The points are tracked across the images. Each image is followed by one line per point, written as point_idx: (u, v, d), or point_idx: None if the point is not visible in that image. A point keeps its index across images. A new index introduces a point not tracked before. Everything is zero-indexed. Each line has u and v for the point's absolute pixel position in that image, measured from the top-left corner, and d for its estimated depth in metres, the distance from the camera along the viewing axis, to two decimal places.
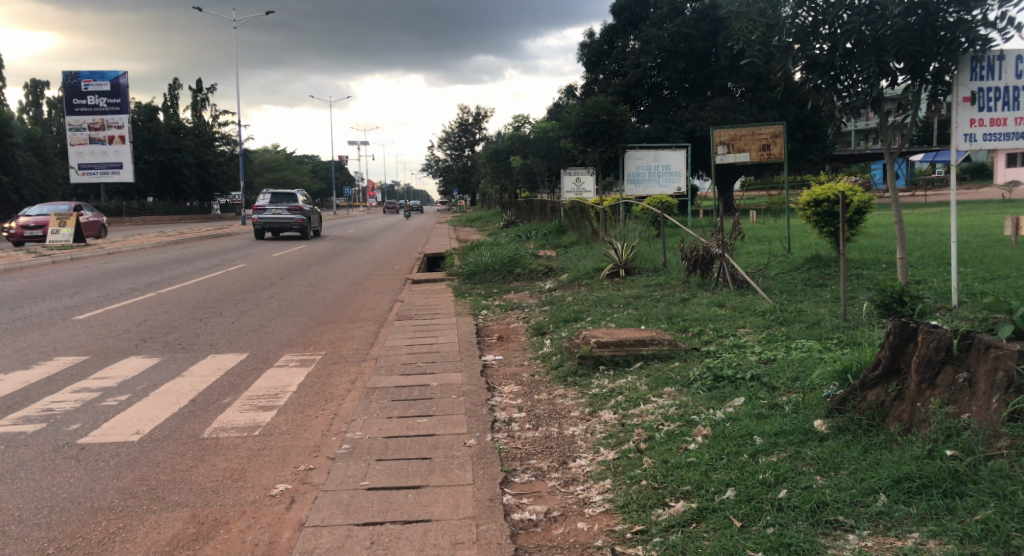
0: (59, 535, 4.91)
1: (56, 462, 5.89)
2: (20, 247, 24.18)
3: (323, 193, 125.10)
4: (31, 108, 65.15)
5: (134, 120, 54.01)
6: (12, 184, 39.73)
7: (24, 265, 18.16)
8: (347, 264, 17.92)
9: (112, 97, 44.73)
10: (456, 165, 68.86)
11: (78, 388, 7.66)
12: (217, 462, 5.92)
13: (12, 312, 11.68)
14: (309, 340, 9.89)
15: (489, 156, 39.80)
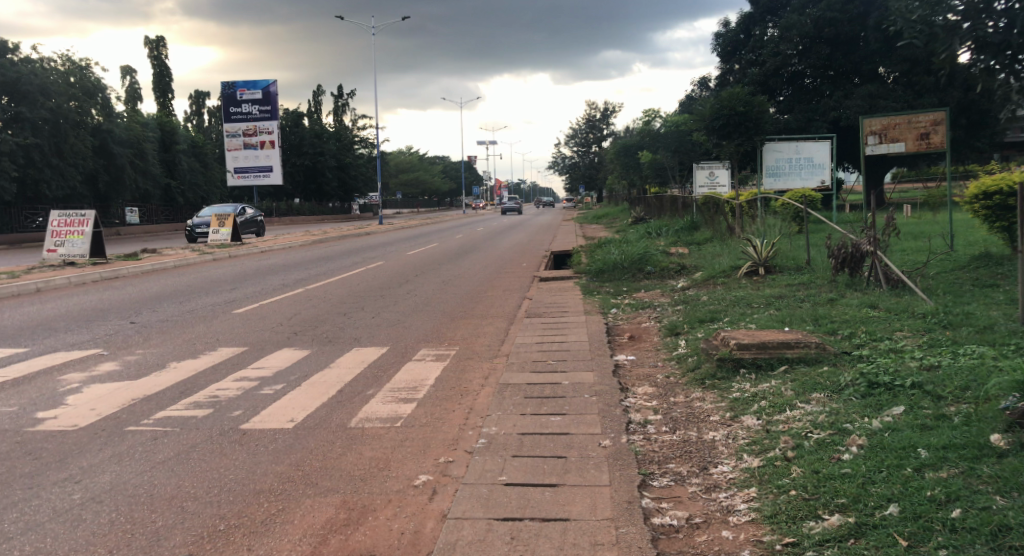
0: (229, 512, 5.16)
1: (221, 445, 6.20)
2: (185, 246, 25.90)
3: (453, 193, 128.13)
4: (192, 118, 69.68)
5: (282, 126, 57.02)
6: (178, 187, 44.58)
7: (190, 262, 19.41)
8: (478, 262, 18.15)
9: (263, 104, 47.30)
10: (583, 161, 68.66)
11: (238, 376, 8.06)
12: (363, 451, 6.09)
13: (180, 305, 12.51)
14: (443, 335, 10.03)
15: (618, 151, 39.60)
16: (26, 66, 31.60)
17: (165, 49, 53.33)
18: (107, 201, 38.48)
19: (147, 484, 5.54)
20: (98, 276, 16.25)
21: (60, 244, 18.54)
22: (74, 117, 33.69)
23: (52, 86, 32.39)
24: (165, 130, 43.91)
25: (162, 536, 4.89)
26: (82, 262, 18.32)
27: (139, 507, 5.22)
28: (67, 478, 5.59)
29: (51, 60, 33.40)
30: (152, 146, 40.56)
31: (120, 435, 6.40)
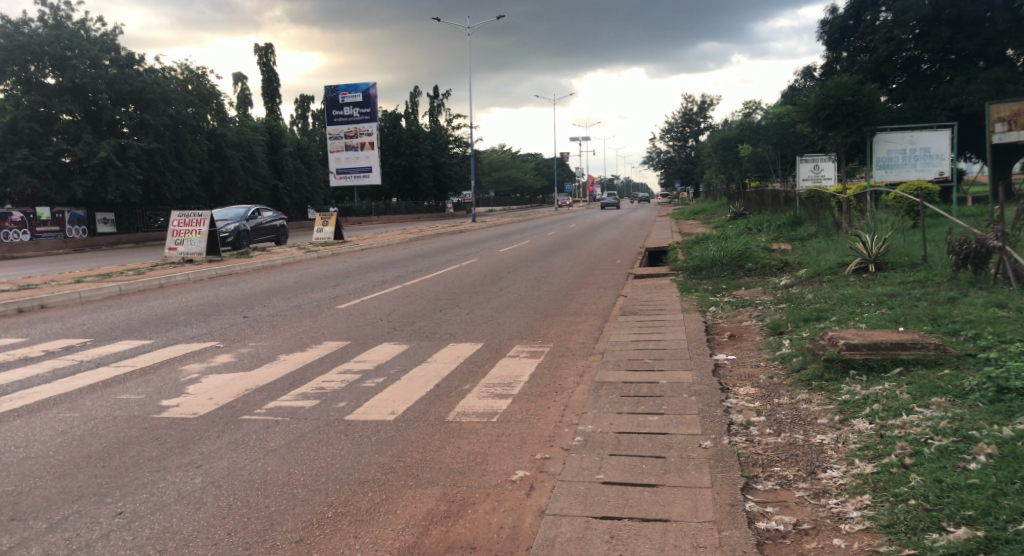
0: (337, 500, 5.28)
1: (327, 435, 6.35)
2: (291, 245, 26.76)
3: (546, 190, 128.26)
4: (297, 121, 71.99)
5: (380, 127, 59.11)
6: (286, 188, 46.14)
7: (295, 259, 20.05)
8: (572, 259, 18.08)
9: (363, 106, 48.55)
10: (678, 156, 67.61)
11: (342, 369, 8.25)
12: (461, 445, 6.12)
13: (287, 300, 12.92)
14: (537, 332, 10.02)
15: (716, 145, 38.85)
16: (151, 77, 33.67)
17: (273, 55, 55.33)
18: (220, 202, 40.36)
19: (261, 470, 5.71)
20: (213, 273, 16.95)
21: (180, 242, 19.47)
22: (193, 123, 35.58)
23: (174, 93, 34.23)
24: (273, 134, 45.69)
25: (276, 521, 5.04)
26: (199, 260, 19.19)
27: (254, 492, 5.38)
28: (189, 462, 5.82)
29: (172, 70, 35.43)
30: (258, 148, 42.14)
31: (235, 423, 6.62)
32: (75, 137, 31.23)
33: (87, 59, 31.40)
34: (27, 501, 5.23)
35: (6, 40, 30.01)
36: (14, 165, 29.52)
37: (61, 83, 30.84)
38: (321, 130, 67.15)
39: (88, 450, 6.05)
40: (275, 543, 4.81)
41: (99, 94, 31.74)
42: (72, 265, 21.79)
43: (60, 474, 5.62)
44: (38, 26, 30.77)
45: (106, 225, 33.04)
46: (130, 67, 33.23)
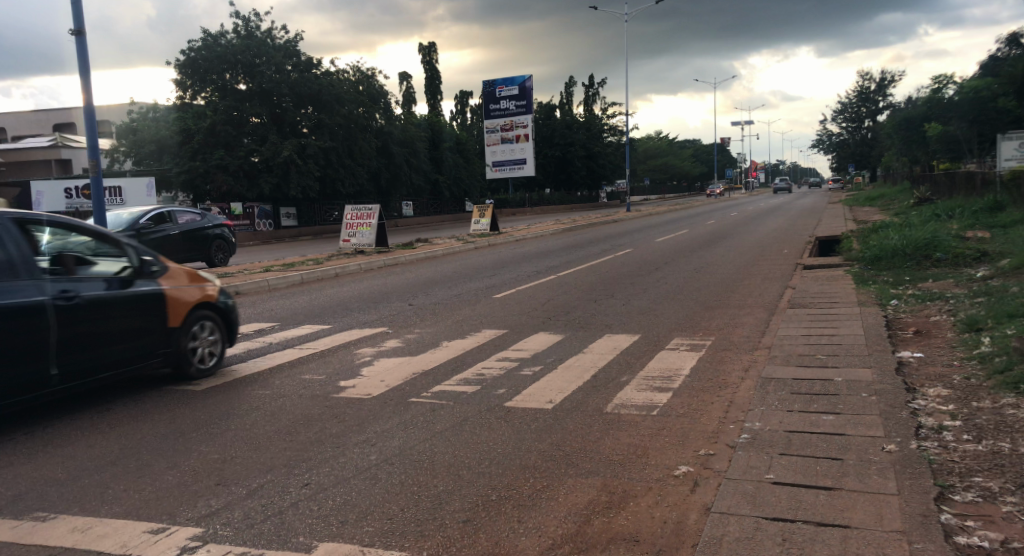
0: (503, 484, 5.21)
1: (488, 420, 6.31)
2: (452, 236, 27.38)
3: (706, 177, 124.78)
4: (457, 116, 73.78)
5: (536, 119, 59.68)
6: (445, 182, 47.41)
7: (455, 250, 20.46)
8: (736, 248, 17.39)
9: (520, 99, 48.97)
10: (853, 139, 63.75)
11: (501, 357, 8.24)
12: (621, 437, 5.91)
13: (447, 290, 13.14)
14: (698, 324, 9.63)
15: (898, 125, 36.23)
16: (326, 77, 35.38)
17: (435, 53, 56.89)
18: (387, 196, 42.07)
19: (431, 451, 5.74)
20: (382, 263, 17.54)
21: (352, 235, 20.43)
22: (363, 122, 37.20)
23: (346, 94, 35.97)
24: (433, 130, 47.03)
25: (443, 500, 5.02)
26: (368, 251, 20.01)
27: (423, 472, 5.40)
28: (364, 441, 5.94)
29: (345, 71, 37.23)
30: (419, 143, 43.46)
31: (404, 405, 6.71)
32: (263, 138, 33.76)
33: (272, 65, 33.77)
34: (225, 468, 5.48)
35: (207, 51, 33.21)
36: (212, 165, 32.27)
37: (251, 89, 33.52)
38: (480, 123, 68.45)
39: (278, 425, 6.31)
40: (442, 521, 4.78)
41: (282, 97, 33.94)
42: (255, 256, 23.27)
43: (246, 446, 5.88)
44: (231, 37, 33.63)
45: (289, 219, 35.51)
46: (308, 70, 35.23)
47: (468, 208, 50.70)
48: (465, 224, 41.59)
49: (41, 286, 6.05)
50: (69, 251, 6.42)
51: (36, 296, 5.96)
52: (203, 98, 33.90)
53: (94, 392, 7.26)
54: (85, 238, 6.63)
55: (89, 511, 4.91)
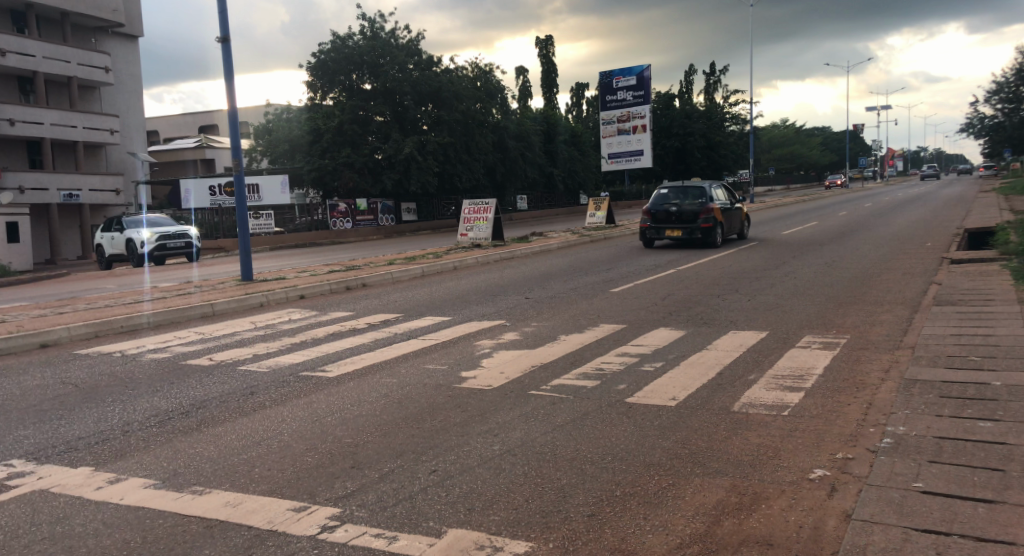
0: (630, 480, 5.03)
1: (609, 415, 6.12)
2: (568, 229, 27.25)
3: (836, 167, 119.23)
4: (573, 108, 73.40)
5: (653, 110, 58.76)
6: (560, 174, 47.27)
7: (571, 243, 20.30)
8: (871, 241, 16.46)
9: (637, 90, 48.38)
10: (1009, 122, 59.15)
11: (621, 352, 8.03)
12: (750, 437, 5.61)
13: (565, 283, 13.00)
14: (831, 322, 9.11)
15: None
16: (445, 74, 35.91)
17: (552, 47, 56.85)
18: (502, 190, 42.36)
19: (554, 443, 5.62)
20: (498, 257, 17.61)
21: (469, 229, 20.60)
22: (480, 117, 37.53)
23: (464, 90, 36.41)
24: (548, 123, 46.96)
25: (567, 493, 4.87)
26: (486, 245, 20.15)
27: (545, 464, 5.28)
28: (487, 431, 5.88)
29: (463, 68, 37.67)
30: (535, 136, 43.48)
31: (525, 397, 6.62)
32: (386, 136, 34.70)
33: (396, 64, 34.56)
34: (355, 452, 5.53)
35: (335, 53, 34.34)
36: (339, 163, 33.29)
37: (376, 88, 34.43)
38: (597, 115, 67.97)
39: (402, 412, 6.34)
40: (567, 514, 4.64)
41: (404, 96, 34.70)
42: (378, 250, 23.82)
43: (373, 432, 5.92)
44: (358, 38, 34.66)
45: (410, 214, 36.51)
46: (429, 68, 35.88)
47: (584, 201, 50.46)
48: (581, 218, 41.26)
49: (693, 199, 17.17)
50: (692, 191, 17.28)
51: (718, 205, 17.35)
52: (332, 98, 35.11)
53: (239, 377, 7.54)
54: (690, 187, 17.32)
55: (238, 487, 5.04)
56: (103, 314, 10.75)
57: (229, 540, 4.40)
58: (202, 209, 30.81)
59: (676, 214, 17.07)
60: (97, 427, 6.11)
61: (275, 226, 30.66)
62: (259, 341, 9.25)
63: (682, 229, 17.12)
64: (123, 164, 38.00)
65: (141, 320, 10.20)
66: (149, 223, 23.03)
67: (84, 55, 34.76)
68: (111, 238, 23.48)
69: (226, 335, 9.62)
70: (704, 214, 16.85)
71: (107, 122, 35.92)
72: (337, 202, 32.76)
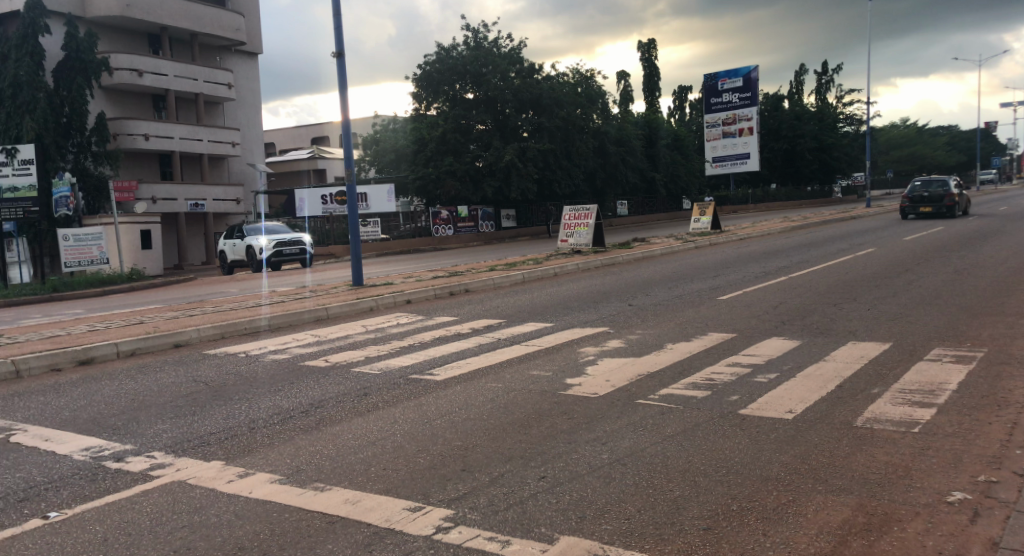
0: (745, 494, 4.92)
1: (723, 427, 5.99)
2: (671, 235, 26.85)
3: (959, 167, 112.99)
4: (675, 112, 72.38)
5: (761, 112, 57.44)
6: (662, 179, 46.59)
7: (674, 249, 20.00)
8: (1001, 248, 15.53)
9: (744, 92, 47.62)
10: None
11: (731, 362, 7.84)
12: (877, 454, 5.39)
13: (670, 290, 12.82)
14: (962, 334, 8.64)
15: None
16: (546, 81, 36.08)
17: (655, 50, 56.21)
18: (603, 196, 42.18)
19: (664, 454, 5.54)
20: (599, 263, 17.51)
21: (570, 235, 20.55)
22: (581, 123, 37.46)
23: (566, 97, 36.46)
24: (650, 127, 46.45)
25: (682, 506, 4.80)
26: (586, 251, 20.07)
27: (657, 475, 5.21)
28: (595, 439, 5.85)
29: (564, 74, 37.78)
30: (637, 141, 43.06)
31: (632, 406, 6.56)
32: (488, 144, 34.96)
33: (498, 73, 34.89)
34: (466, 456, 5.61)
35: (440, 64, 35.12)
36: (442, 171, 33.89)
37: (478, 97, 34.93)
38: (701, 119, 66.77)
39: (509, 418, 6.38)
40: (682, 527, 4.57)
41: (506, 104, 35.06)
42: (481, 257, 24.06)
43: (484, 437, 5.98)
44: (462, 49, 35.24)
45: (509, 220, 36.87)
46: (531, 76, 36.11)
47: (687, 206, 49.58)
48: (685, 223, 40.55)
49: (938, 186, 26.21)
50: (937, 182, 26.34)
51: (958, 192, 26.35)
52: (435, 108, 35.81)
53: (353, 379, 7.76)
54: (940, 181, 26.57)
55: (356, 485, 5.19)
56: (227, 316, 11.29)
57: (349, 536, 4.54)
58: (314, 217, 32.08)
59: (927, 197, 26.27)
60: (225, 424, 6.41)
61: (382, 233, 31.39)
62: (370, 344, 9.50)
63: (931, 207, 26.28)
64: (243, 175, 39.82)
65: (261, 323, 10.65)
66: (267, 230, 24.02)
67: (210, 72, 36.56)
68: (232, 244, 24.65)
69: (340, 338, 9.94)
70: (948, 196, 25.99)
71: (230, 136, 37.64)
72: (439, 209, 33.38)
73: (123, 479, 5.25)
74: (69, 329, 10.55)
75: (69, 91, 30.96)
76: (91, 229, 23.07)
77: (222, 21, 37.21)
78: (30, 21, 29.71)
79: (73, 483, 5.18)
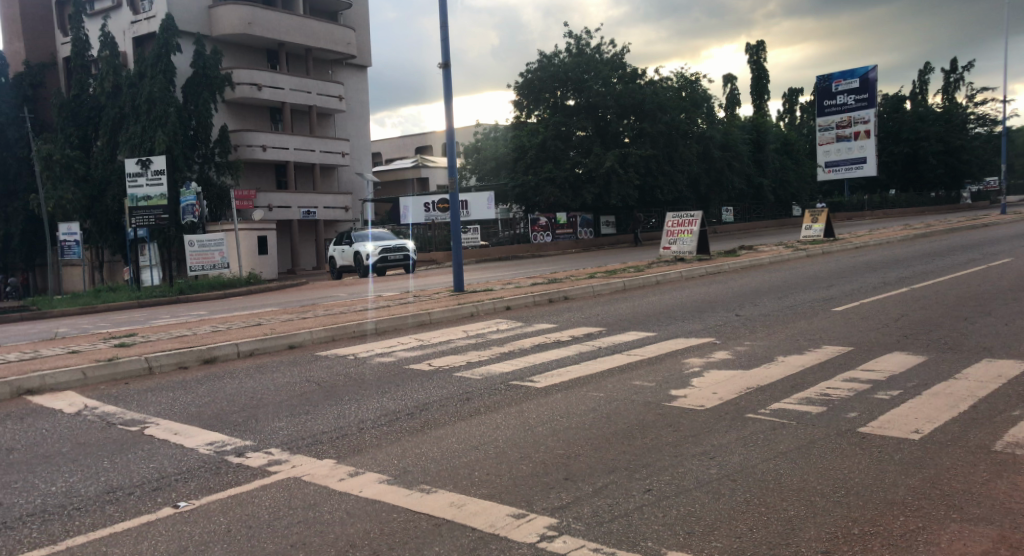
0: (863, 518, 4.74)
1: (843, 446, 5.79)
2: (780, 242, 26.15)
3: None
4: (786, 115, 70.51)
5: (880, 113, 55.44)
6: (770, 185, 45.41)
7: (785, 257, 19.49)
8: None
9: (860, 93, 45.85)
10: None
11: (849, 377, 7.56)
12: (1019, 483, 5.10)
13: (780, 300, 12.48)
14: None
15: None
16: (649, 87, 35.70)
17: (764, 53, 54.94)
18: (707, 202, 41.52)
19: (776, 471, 5.40)
20: (704, 271, 17.21)
21: (673, 242, 20.31)
22: (685, 128, 36.91)
23: (668, 101, 35.91)
24: (758, 131, 45.51)
25: (798, 527, 4.67)
26: (690, 259, 19.76)
27: (771, 492, 5.09)
28: (703, 453, 5.76)
29: (668, 79, 37.24)
30: (743, 146, 42.18)
31: (742, 421, 6.41)
32: (588, 151, 34.96)
33: (600, 79, 34.73)
34: (572, 465, 5.62)
35: (542, 72, 35.36)
36: (542, 179, 34.18)
37: (579, 104, 34.96)
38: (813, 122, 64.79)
39: (614, 428, 6.36)
40: (800, 549, 4.44)
41: (607, 110, 34.89)
42: (586, 263, 24.04)
43: (592, 446, 5.98)
44: (564, 56, 35.33)
45: (609, 227, 36.83)
46: (633, 81, 35.78)
47: (797, 212, 48.14)
48: (794, 231, 39.44)
49: None
50: None
51: None
52: (537, 116, 36.11)
53: (456, 383, 7.90)
54: None
55: (461, 489, 5.28)
56: (336, 320, 11.69)
57: (456, 540, 4.62)
58: (418, 225, 32.90)
59: None
60: (337, 424, 6.64)
61: (482, 240, 31.86)
62: (471, 349, 9.66)
63: None
64: (352, 184, 41.10)
65: (369, 326, 10.98)
66: (373, 237, 24.72)
67: (323, 85, 37.88)
68: (341, 250, 25.49)
69: (442, 342, 10.15)
70: None
71: (340, 146, 38.86)
72: (538, 216, 33.52)
73: (244, 473, 5.51)
74: (195, 329, 11.16)
75: (196, 106, 32.77)
76: (214, 235, 24.29)
77: (335, 36, 38.47)
78: (164, 40, 31.74)
79: (200, 475, 5.47)
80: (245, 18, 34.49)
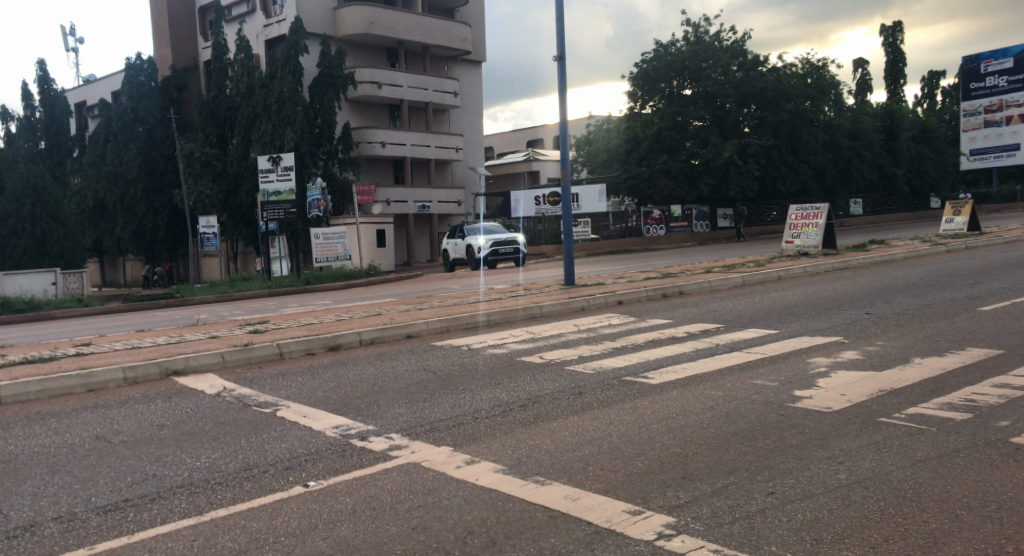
0: (1014, 535, 4.44)
1: (991, 457, 5.42)
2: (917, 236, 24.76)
3: None
4: (924, 100, 66.84)
5: None
6: (905, 175, 43.11)
7: (923, 252, 18.49)
8: None
9: (1012, 74, 45.31)
10: None
11: (998, 383, 7.07)
12: None
13: (915, 298, 11.84)
14: None
15: None
16: (771, 73, 34.45)
17: (899, 35, 52.36)
18: (834, 194, 39.85)
19: (912, 480, 5.12)
20: (831, 266, 16.53)
21: (796, 236, 19.58)
22: (810, 116, 35.48)
23: (792, 88, 34.54)
24: (891, 118, 43.38)
25: (941, 540, 4.42)
26: (814, 253, 19.01)
27: (910, 502, 4.83)
28: (831, 458, 5.52)
29: (794, 66, 35.82)
30: (875, 134, 40.25)
31: (874, 425, 6.12)
32: (705, 141, 34.19)
33: (719, 67, 33.82)
34: (692, 463, 5.52)
35: (658, 61, 34.89)
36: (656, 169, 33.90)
37: (696, 93, 34.18)
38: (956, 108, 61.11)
39: (735, 428, 6.20)
40: None
41: (726, 99, 33.97)
42: (707, 257, 23.52)
43: (714, 445, 5.84)
44: (681, 45, 34.67)
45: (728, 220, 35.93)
46: (754, 68, 34.62)
47: (936, 204, 45.46)
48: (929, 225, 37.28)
49: None
50: None
51: None
52: (652, 106, 35.67)
53: (568, 376, 7.91)
54: None
55: (576, 482, 5.27)
56: (452, 310, 11.90)
57: (572, 533, 4.62)
58: (529, 218, 33.01)
59: None
60: (453, 412, 6.76)
61: (592, 232, 31.74)
62: (584, 343, 9.64)
63: None
64: (467, 178, 41.66)
65: (481, 318, 11.11)
66: (485, 230, 24.96)
67: (440, 82, 38.53)
68: (454, 243, 25.89)
69: (553, 335, 10.18)
70: None
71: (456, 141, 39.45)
72: (651, 208, 33.06)
73: (367, 457, 5.68)
74: (320, 317, 11.62)
75: (321, 104, 34.03)
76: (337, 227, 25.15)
77: (451, 32, 39.03)
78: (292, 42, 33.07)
79: (326, 457, 5.68)
80: (367, 18, 35.55)
